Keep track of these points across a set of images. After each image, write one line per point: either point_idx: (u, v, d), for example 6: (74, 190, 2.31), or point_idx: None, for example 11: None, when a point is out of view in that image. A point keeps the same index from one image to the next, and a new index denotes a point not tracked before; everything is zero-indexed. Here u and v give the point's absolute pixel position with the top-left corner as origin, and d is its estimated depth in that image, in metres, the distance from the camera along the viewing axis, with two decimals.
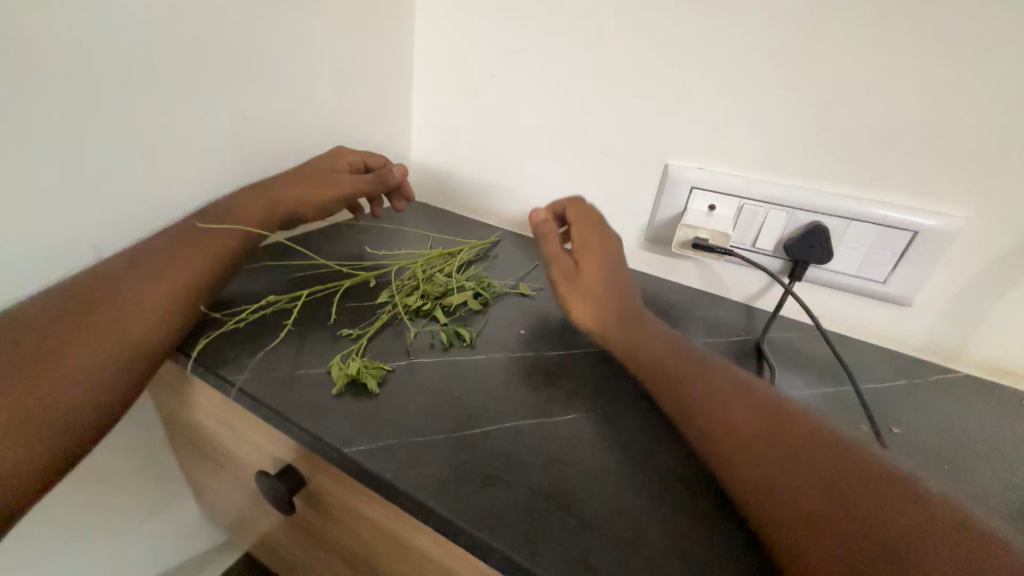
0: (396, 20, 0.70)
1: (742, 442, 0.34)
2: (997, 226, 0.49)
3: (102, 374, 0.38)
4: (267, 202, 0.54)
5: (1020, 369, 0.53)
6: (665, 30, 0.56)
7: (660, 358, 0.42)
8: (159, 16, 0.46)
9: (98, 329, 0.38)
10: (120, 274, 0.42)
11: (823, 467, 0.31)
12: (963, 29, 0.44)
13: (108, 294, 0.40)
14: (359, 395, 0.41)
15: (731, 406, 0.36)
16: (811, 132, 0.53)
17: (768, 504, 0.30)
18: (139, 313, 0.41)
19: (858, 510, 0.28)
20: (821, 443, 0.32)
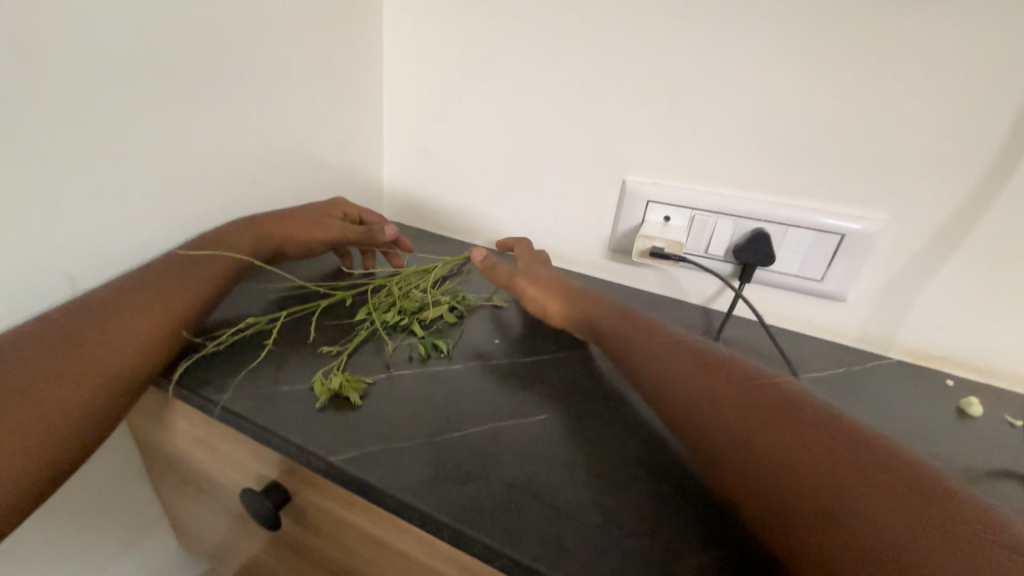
0: (365, 49, 0.74)
1: (716, 417, 0.37)
2: (909, 227, 0.56)
3: (91, 404, 0.39)
4: (259, 236, 0.57)
5: (941, 353, 0.60)
6: (616, 58, 0.62)
7: (625, 347, 0.47)
8: (135, 53, 0.48)
9: (88, 360, 0.39)
10: (110, 306, 0.43)
11: (787, 432, 0.35)
12: (868, 57, 0.51)
13: (97, 326, 0.41)
14: (341, 409, 0.43)
15: (688, 380, 0.41)
16: (749, 148, 0.59)
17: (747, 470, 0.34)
18: (130, 342, 0.42)
19: (805, 451, 0.33)
20: (763, 401, 0.38)
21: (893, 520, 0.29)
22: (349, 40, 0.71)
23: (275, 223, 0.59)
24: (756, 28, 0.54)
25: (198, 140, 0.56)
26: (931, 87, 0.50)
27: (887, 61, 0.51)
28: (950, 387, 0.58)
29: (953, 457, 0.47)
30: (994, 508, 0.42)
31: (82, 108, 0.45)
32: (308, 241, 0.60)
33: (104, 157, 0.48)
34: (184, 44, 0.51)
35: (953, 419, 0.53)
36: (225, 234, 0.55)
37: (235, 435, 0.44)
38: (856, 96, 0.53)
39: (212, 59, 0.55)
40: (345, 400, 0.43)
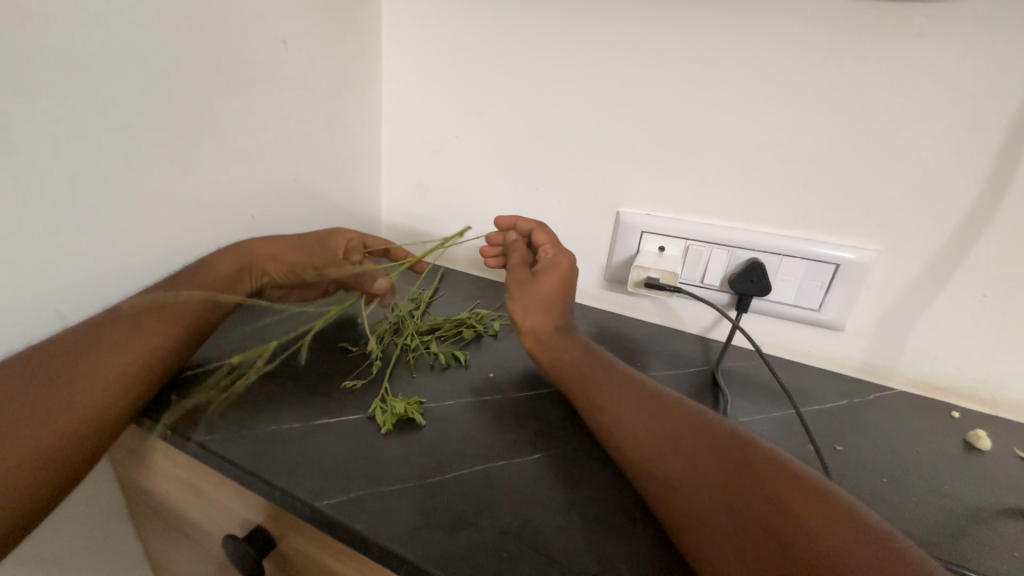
0: (364, 87, 0.76)
1: (664, 449, 0.38)
2: (903, 257, 0.56)
3: (59, 445, 0.37)
4: (239, 258, 0.56)
5: (945, 384, 0.59)
6: (608, 96, 0.64)
7: (599, 393, 0.45)
8: (137, 96, 0.49)
9: (54, 403, 0.38)
10: (85, 343, 0.42)
11: (736, 459, 0.35)
12: (849, 95, 0.53)
13: (73, 364, 0.40)
14: (409, 430, 0.45)
15: (660, 435, 0.39)
16: (739, 180, 0.60)
17: (691, 501, 0.34)
18: (106, 385, 0.41)
19: (782, 522, 0.31)
20: (739, 458, 0.35)
21: (831, 546, 0.29)
22: (349, 80, 0.73)
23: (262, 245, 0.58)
24: (742, 68, 0.56)
25: (197, 177, 0.57)
26: (911, 123, 0.52)
27: (866, 99, 0.52)
28: (955, 420, 0.57)
29: (961, 494, 0.46)
30: (1007, 550, 0.40)
31: (84, 148, 0.46)
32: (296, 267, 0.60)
33: (101, 195, 0.49)
34: (187, 87, 0.53)
35: (960, 453, 0.52)
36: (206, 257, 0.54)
37: (219, 476, 0.43)
38: (838, 132, 0.54)
39: (214, 100, 0.56)
40: (407, 422, 0.45)
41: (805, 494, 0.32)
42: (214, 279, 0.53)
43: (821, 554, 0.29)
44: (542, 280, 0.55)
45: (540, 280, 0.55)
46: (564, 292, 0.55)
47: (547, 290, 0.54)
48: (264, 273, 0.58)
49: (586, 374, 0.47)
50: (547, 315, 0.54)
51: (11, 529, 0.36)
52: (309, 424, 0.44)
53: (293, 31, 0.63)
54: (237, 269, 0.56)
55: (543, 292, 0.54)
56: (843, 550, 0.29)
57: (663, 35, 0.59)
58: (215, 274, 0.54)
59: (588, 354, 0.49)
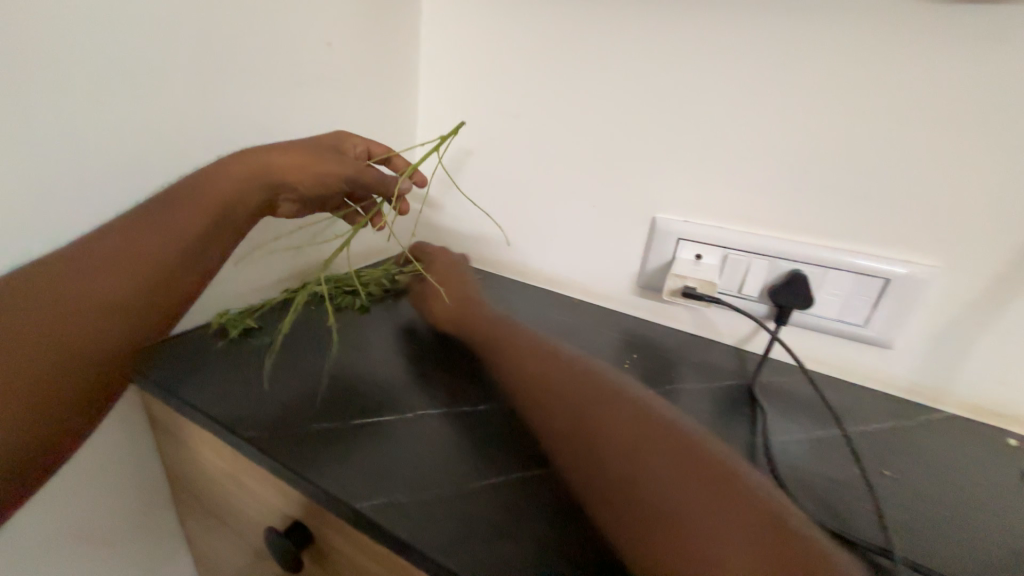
0: (402, 87, 0.77)
1: (645, 490, 0.34)
2: (959, 274, 0.53)
3: (47, 358, 0.40)
4: (251, 167, 0.53)
5: (1001, 409, 0.56)
6: (649, 99, 0.62)
7: (573, 416, 0.42)
8: (185, 97, 0.51)
9: (17, 328, 0.39)
10: (76, 258, 0.43)
11: (723, 504, 0.33)
12: (909, 101, 0.50)
13: (67, 280, 0.42)
14: (224, 339, 0.57)
15: (643, 466, 0.36)
16: (784, 188, 0.58)
17: (678, 551, 0.31)
18: (89, 303, 0.42)
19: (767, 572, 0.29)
20: (723, 496, 0.33)
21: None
22: (388, 80, 0.74)
23: (273, 155, 0.54)
24: (793, 70, 0.54)
25: None
26: (975, 132, 0.49)
27: (925, 106, 0.50)
28: (1011, 447, 0.54)
29: (1016, 528, 0.43)
30: None
31: (137, 147, 0.49)
32: (324, 177, 0.57)
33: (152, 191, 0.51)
34: (233, 90, 0.55)
35: (1015, 484, 0.49)
36: (212, 172, 0.51)
37: (260, 469, 0.44)
38: (893, 139, 0.52)
39: (258, 101, 0.58)
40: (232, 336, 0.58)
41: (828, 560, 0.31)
42: (224, 185, 0.51)
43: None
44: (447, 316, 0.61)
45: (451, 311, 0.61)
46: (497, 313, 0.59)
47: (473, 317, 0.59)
48: (283, 184, 0.55)
49: (560, 396, 0.44)
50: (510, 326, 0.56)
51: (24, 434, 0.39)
52: (347, 423, 0.45)
53: (337, 33, 0.64)
54: (248, 180, 0.52)
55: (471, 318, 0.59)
56: None
57: (709, 37, 0.57)
58: (227, 186, 0.51)
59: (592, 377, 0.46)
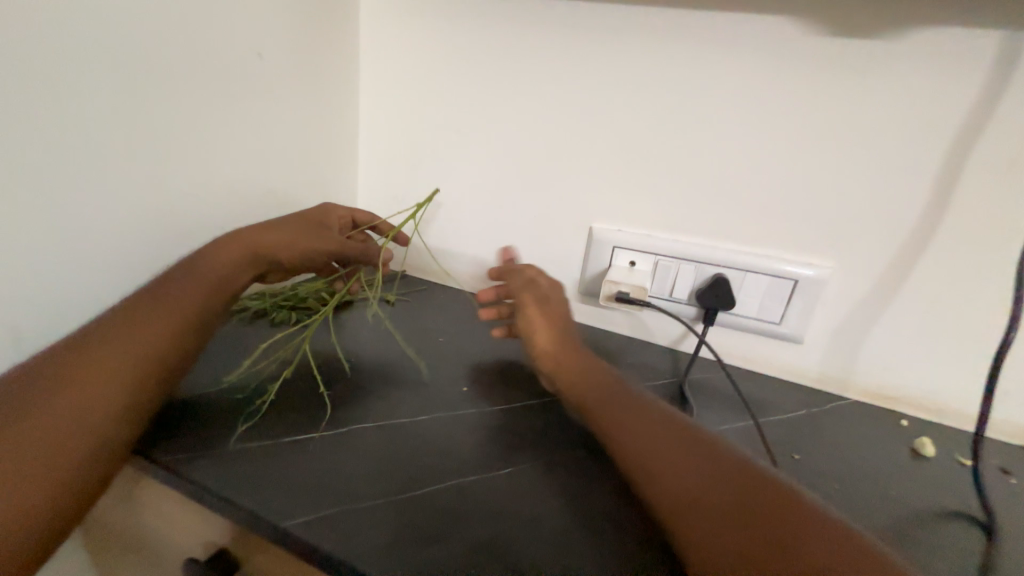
0: (342, 99, 0.76)
1: (655, 450, 0.39)
2: (854, 274, 0.59)
3: (123, 385, 0.40)
4: (240, 248, 0.54)
5: (895, 393, 0.62)
6: (584, 115, 0.65)
7: (586, 388, 0.47)
8: (105, 102, 0.47)
9: (82, 360, 0.40)
10: (134, 302, 0.45)
11: (722, 462, 0.37)
12: (808, 121, 0.56)
13: (125, 318, 0.44)
14: None
15: (649, 431, 0.41)
16: (706, 199, 0.63)
17: (688, 493, 0.36)
18: (152, 333, 0.44)
19: (764, 507, 0.34)
20: (720, 453, 0.38)
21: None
22: (326, 92, 0.73)
23: (263, 235, 0.56)
24: (710, 91, 0.59)
25: (169, 187, 0.55)
26: (863, 150, 0.55)
27: (822, 127, 0.56)
28: (904, 427, 0.60)
29: (907, 500, 0.48)
30: (947, 552, 0.42)
31: (48, 156, 0.44)
32: (304, 253, 0.59)
33: (61, 203, 0.46)
34: (159, 97, 0.52)
35: (907, 459, 0.55)
36: (202, 253, 0.52)
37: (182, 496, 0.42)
38: (799, 155, 0.58)
39: (185, 108, 0.55)
40: None
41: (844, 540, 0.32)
42: (215, 269, 0.51)
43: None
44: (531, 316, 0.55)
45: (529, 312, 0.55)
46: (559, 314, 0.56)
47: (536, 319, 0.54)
48: (271, 261, 0.57)
49: (574, 369, 0.49)
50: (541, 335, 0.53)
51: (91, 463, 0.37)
52: (277, 440, 0.44)
53: (269, 42, 0.63)
54: (239, 262, 0.54)
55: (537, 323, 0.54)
56: (817, 543, 0.32)
57: (635, 59, 0.61)
58: (217, 269, 0.51)
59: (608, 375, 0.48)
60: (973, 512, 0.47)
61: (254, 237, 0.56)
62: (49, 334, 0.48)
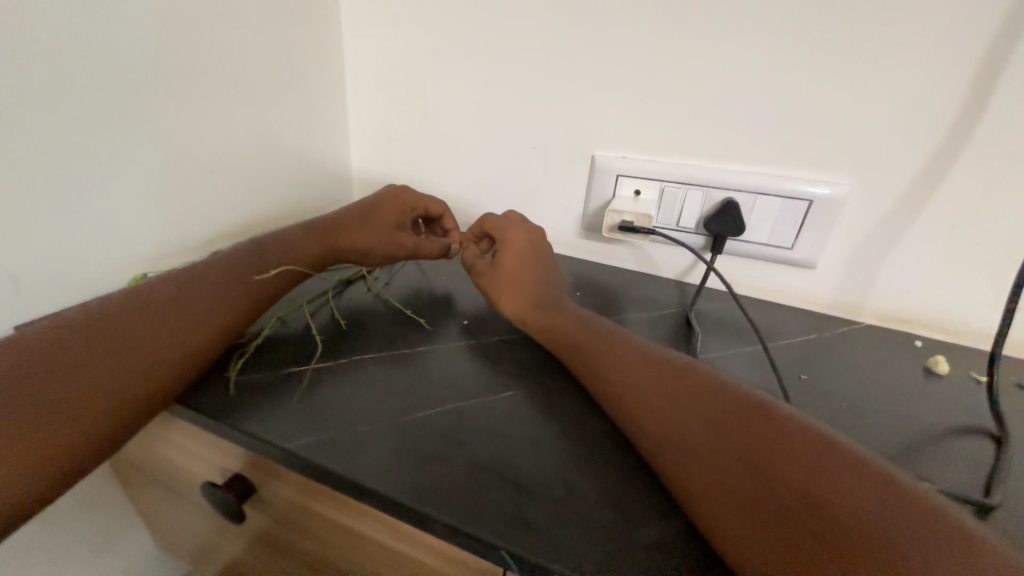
0: (322, 28, 0.71)
1: (642, 399, 0.38)
2: (875, 190, 0.56)
3: (156, 366, 0.38)
4: (322, 244, 0.55)
5: (910, 315, 0.60)
6: (582, 28, 0.60)
7: (570, 338, 0.45)
8: (71, 30, 0.43)
9: (135, 327, 0.38)
10: (198, 281, 0.43)
11: (716, 405, 0.35)
12: (840, 17, 0.50)
13: (180, 299, 0.41)
14: None
15: (633, 379, 0.39)
16: (719, 115, 0.58)
17: (678, 441, 0.34)
18: (197, 319, 0.42)
19: (762, 449, 0.31)
20: (710, 392, 0.36)
21: (876, 515, 0.27)
22: (305, 20, 0.68)
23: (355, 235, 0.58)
24: None
25: (152, 127, 0.52)
26: (900, 49, 0.49)
27: (853, 24, 0.50)
28: (918, 348, 0.59)
29: (917, 415, 0.48)
30: (955, 462, 0.42)
31: (19, 92, 0.41)
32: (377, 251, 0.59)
33: (42, 144, 0.43)
34: (131, 23, 0.48)
35: (920, 378, 0.54)
36: (290, 249, 0.52)
37: (195, 428, 0.43)
38: (825, 58, 0.52)
39: (160, 39, 0.51)
40: None
41: (839, 459, 0.29)
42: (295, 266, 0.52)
43: (868, 527, 0.26)
44: (507, 262, 0.53)
45: (505, 260, 0.54)
46: (534, 258, 0.54)
47: (515, 264, 0.53)
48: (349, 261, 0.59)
49: (557, 320, 0.48)
50: (519, 285, 0.51)
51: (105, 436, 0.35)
52: (281, 373, 0.45)
53: None
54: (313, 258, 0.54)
55: (512, 270, 0.53)
56: (821, 483, 0.29)
57: None
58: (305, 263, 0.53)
59: (587, 323, 0.46)
60: (985, 425, 0.47)
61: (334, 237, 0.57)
62: (48, 282, 0.48)
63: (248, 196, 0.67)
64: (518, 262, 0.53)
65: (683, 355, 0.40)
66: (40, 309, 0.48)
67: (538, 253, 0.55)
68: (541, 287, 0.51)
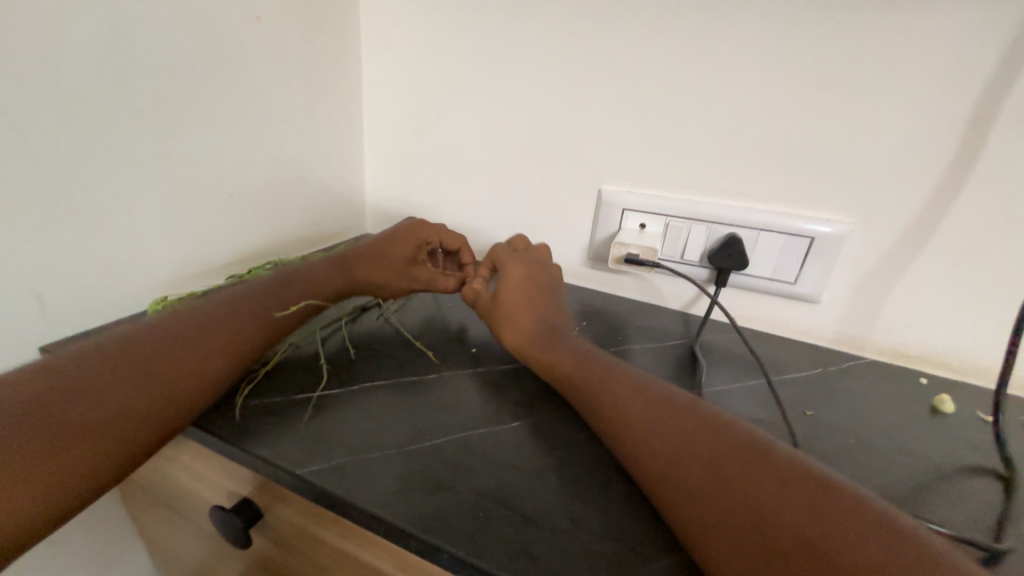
0: (343, 66, 0.75)
1: (642, 435, 0.38)
2: (875, 228, 0.57)
3: (177, 390, 0.39)
4: (344, 275, 0.57)
5: (915, 351, 0.61)
6: (587, 71, 0.63)
7: (570, 371, 0.46)
8: (109, 70, 0.47)
9: (158, 353, 0.39)
10: (221, 309, 0.45)
11: (713, 443, 0.35)
12: (832, 65, 0.53)
13: (204, 326, 0.43)
14: None
15: (633, 414, 0.40)
16: (719, 154, 0.61)
17: (678, 479, 0.34)
18: (218, 345, 0.43)
19: (760, 489, 0.31)
20: (707, 429, 0.36)
21: (873, 554, 0.27)
22: (327, 57, 0.72)
23: (374, 269, 0.60)
24: (726, 37, 0.56)
25: (178, 157, 0.55)
26: (893, 96, 0.52)
27: (847, 73, 0.53)
28: (923, 385, 0.59)
29: (924, 454, 0.47)
30: (964, 503, 0.42)
31: (60, 123, 0.44)
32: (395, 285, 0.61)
33: (77, 171, 0.46)
34: (167, 62, 0.51)
35: (926, 416, 0.54)
36: (312, 279, 0.54)
37: (206, 450, 0.43)
38: (821, 104, 0.55)
39: (190, 75, 0.54)
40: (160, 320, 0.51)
41: (835, 497, 0.30)
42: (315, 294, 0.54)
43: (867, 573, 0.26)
44: (509, 295, 0.55)
45: (506, 292, 0.55)
46: (534, 291, 0.56)
47: (518, 296, 0.55)
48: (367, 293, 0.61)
49: (558, 353, 0.48)
50: (518, 317, 0.53)
51: (126, 457, 0.36)
52: (293, 398, 0.46)
53: (269, 7, 0.61)
54: (335, 289, 0.56)
55: (514, 302, 0.54)
56: (818, 524, 0.29)
57: (643, 6, 0.58)
58: (326, 292, 0.55)
59: (585, 356, 0.47)
60: (991, 465, 0.46)
61: (354, 269, 0.59)
62: (73, 302, 0.50)
63: (267, 222, 0.70)
64: (520, 294, 0.55)
65: (683, 392, 0.41)
66: (64, 328, 0.50)
67: (539, 286, 0.57)
68: (541, 321, 0.52)
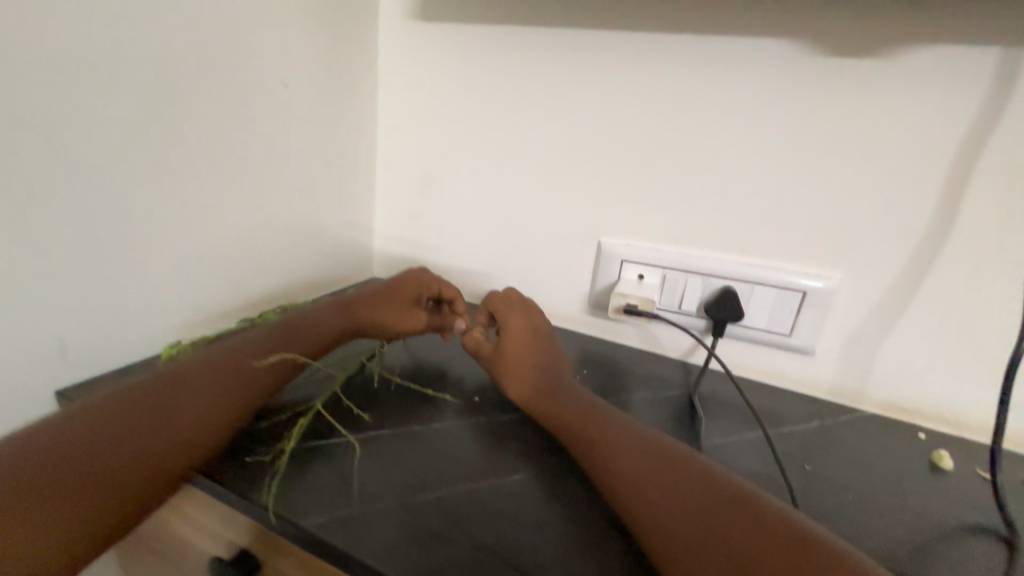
0: (360, 122, 0.81)
1: (633, 484, 0.39)
2: (863, 284, 0.59)
3: (181, 435, 0.40)
4: (348, 312, 0.59)
5: (911, 405, 0.61)
6: (585, 133, 0.68)
7: (566, 420, 0.47)
8: (143, 131, 0.51)
9: (166, 398, 0.41)
10: (231, 355, 0.47)
11: (702, 495, 0.36)
12: (810, 134, 0.58)
13: (214, 371, 0.44)
14: None
15: (624, 461, 0.40)
16: (711, 211, 0.64)
17: (668, 528, 0.35)
18: (225, 390, 0.44)
19: (747, 542, 0.32)
20: (697, 480, 0.37)
21: None
22: (345, 116, 0.77)
23: (376, 306, 0.61)
24: (712, 107, 0.61)
25: (200, 207, 0.59)
26: (867, 163, 0.56)
27: (823, 140, 0.57)
28: (921, 440, 0.59)
29: (924, 512, 0.47)
30: (965, 565, 0.41)
31: (97, 180, 0.48)
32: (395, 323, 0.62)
33: (106, 223, 0.50)
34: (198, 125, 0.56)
35: (925, 472, 0.54)
36: (318, 315, 0.56)
37: (208, 498, 0.44)
38: (803, 168, 0.59)
39: (217, 136, 0.59)
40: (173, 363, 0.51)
41: (819, 551, 0.31)
42: (322, 332, 0.55)
43: None
44: (511, 351, 0.56)
45: (507, 347, 0.56)
46: (535, 343, 0.57)
47: (518, 351, 0.56)
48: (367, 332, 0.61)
49: (556, 403, 0.49)
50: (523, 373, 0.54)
51: (126, 502, 0.36)
52: (297, 446, 0.46)
53: (295, 74, 0.67)
54: (340, 324, 0.58)
55: (515, 354, 0.56)
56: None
57: (636, 79, 0.64)
58: (332, 326, 0.57)
59: (580, 407, 0.48)
60: (992, 525, 0.46)
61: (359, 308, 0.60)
62: (92, 345, 0.52)
63: (279, 267, 0.73)
64: (519, 344, 0.56)
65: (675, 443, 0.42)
66: (80, 370, 0.51)
67: (538, 337, 0.58)
68: (541, 371, 0.54)
